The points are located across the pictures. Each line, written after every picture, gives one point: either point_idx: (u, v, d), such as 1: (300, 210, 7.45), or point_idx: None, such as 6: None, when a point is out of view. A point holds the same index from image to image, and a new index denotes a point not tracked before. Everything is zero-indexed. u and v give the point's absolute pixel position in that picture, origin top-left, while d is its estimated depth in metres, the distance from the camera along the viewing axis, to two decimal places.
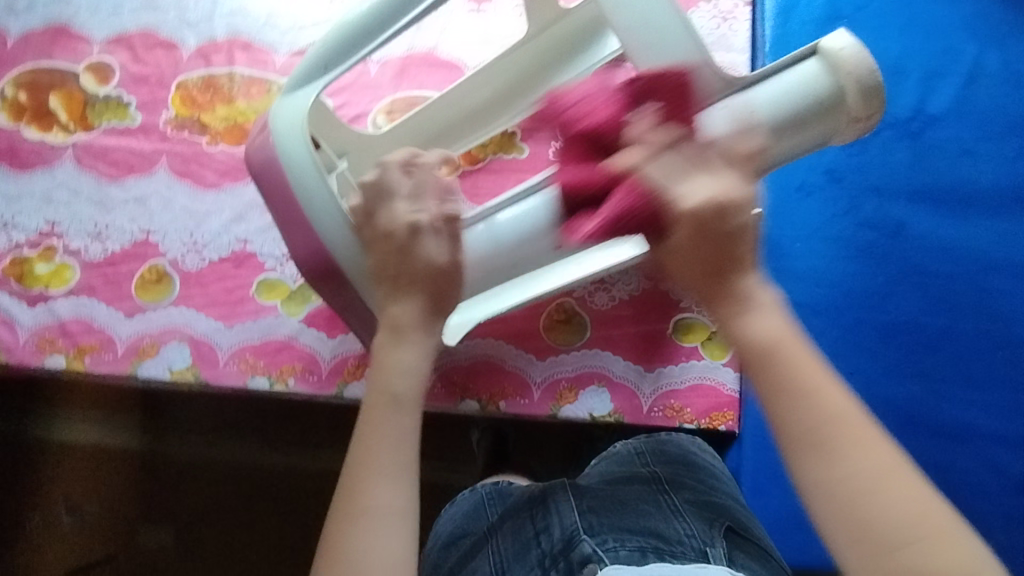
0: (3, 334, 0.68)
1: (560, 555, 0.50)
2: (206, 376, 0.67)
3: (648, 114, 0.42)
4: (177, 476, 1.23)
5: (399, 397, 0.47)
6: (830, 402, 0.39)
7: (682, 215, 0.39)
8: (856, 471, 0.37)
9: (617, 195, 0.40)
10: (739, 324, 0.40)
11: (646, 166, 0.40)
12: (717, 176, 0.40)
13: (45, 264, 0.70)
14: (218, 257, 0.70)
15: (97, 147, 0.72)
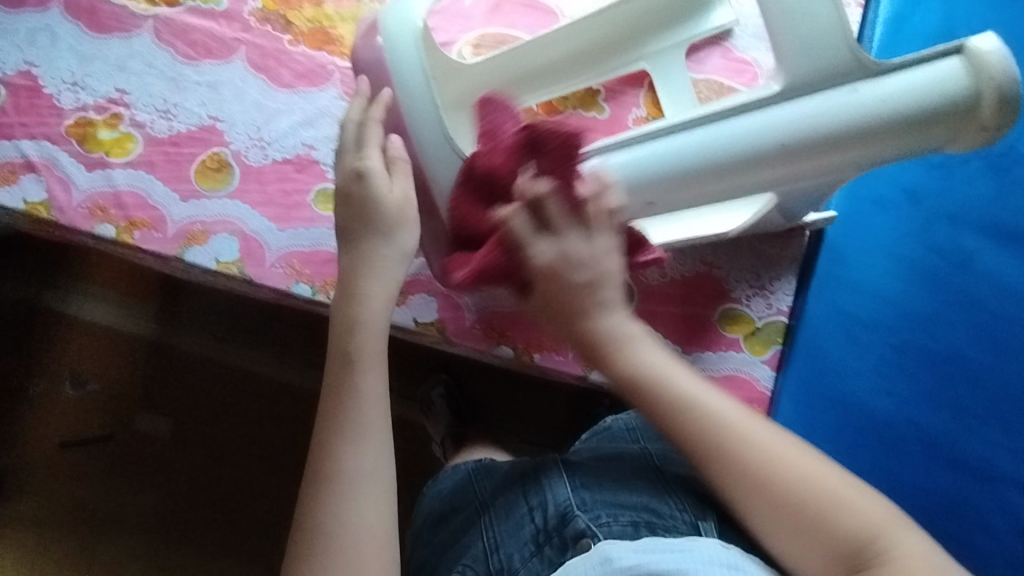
0: (57, 192, 0.68)
1: (556, 531, 0.57)
2: (251, 274, 0.67)
3: (528, 173, 0.52)
4: (190, 371, 1.26)
5: (353, 355, 0.53)
6: (701, 410, 0.49)
7: (539, 273, 0.51)
8: (757, 453, 0.47)
9: (489, 249, 0.52)
10: (631, 357, 0.51)
11: (511, 219, 0.51)
12: (558, 239, 0.50)
13: (109, 131, 0.69)
14: (282, 157, 0.69)
15: (178, 23, 0.71)
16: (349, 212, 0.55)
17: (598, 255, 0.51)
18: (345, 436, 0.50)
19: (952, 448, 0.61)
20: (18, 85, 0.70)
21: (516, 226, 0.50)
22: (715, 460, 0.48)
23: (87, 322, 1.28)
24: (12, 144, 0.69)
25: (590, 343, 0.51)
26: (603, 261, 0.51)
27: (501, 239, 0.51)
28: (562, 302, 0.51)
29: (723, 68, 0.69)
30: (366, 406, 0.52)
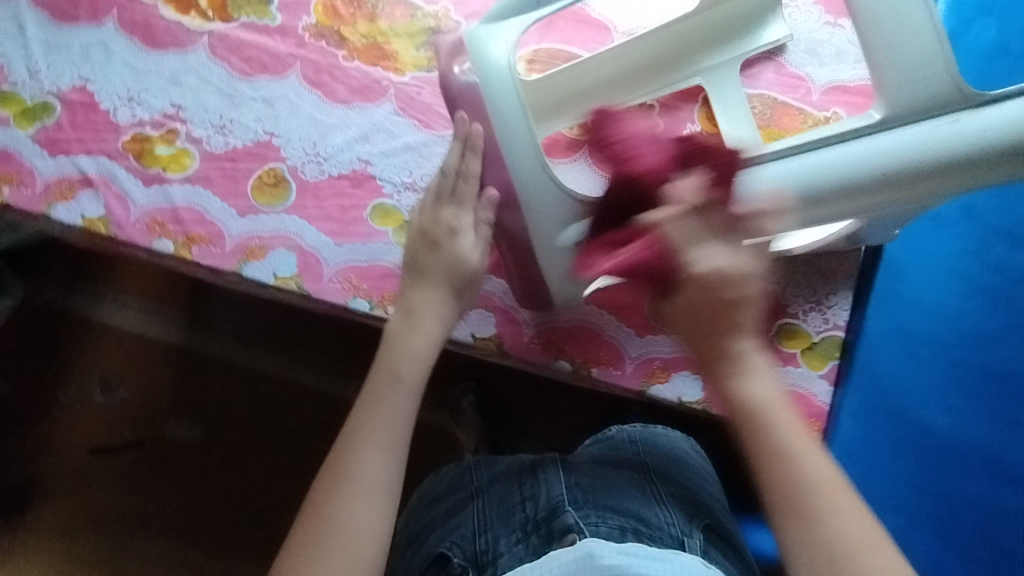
0: (115, 208, 0.69)
1: (542, 521, 0.58)
2: (310, 289, 0.68)
3: (694, 180, 0.47)
4: (222, 378, 1.24)
5: (401, 378, 0.54)
6: (809, 470, 0.43)
7: (690, 277, 0.44)
8: (835, 534, 0.41)
9: (641, 245, 0.46)
10: (746, 386, 0.45)
11: (676, 223, 0.45)
12: (734, 251, 0.45)
13: (165, 147, 0.70)
14: (339, 172, 0.69)
15: (232, 39, 0.71)
16: (429, 251, 0.58)
17: (727, 267, 0.44)
18: (364, 441, 0.51)
19: (1008, 463, 0.64)
20: (74, 100, 0.71)
21: (679, 233, 0.45)
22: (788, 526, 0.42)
23: (116, 329, 1.26)
24: (70, 160, 0.69)
25: (693, 311, 0.45)
26: (746, 268, 0.45)
27: (654, 239, 0.46)
28: (694, 299, 0.44)
29: (777, 83, 0.69)
30: (387, 423, 0.52)
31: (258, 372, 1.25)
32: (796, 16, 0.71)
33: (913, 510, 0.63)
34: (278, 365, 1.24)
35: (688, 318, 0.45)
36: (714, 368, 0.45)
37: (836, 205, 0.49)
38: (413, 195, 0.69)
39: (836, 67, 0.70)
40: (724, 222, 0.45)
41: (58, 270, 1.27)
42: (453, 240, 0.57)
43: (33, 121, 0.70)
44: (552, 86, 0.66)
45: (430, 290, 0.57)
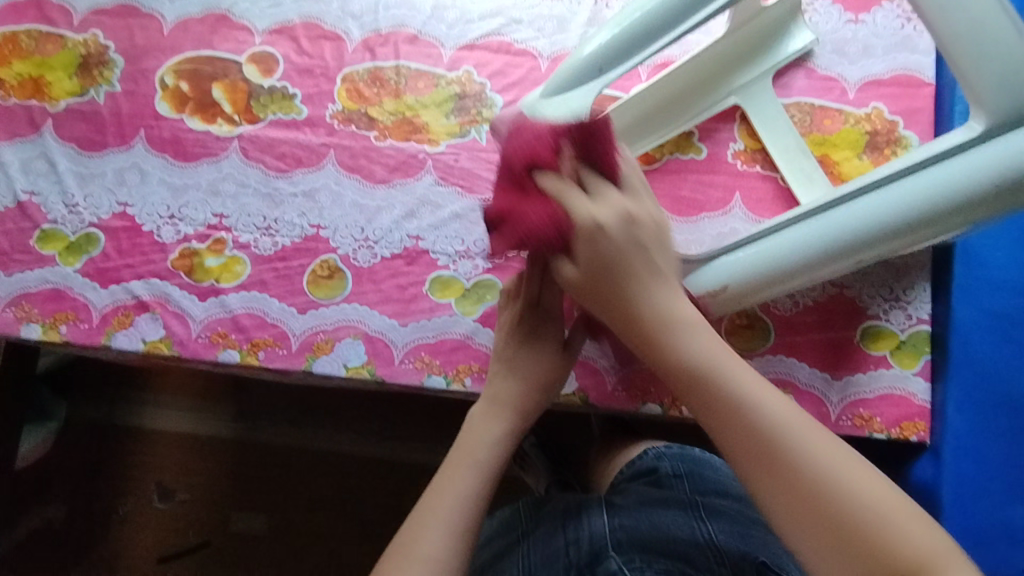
0: (175, 326, 0.68)
1: (586, 567, 0.61)
2: (383, 374, 0.66)
3: (568, 156, 0.52)
4: (278, 465, 1.21)
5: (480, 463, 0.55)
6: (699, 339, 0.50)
7: (580, 228, 0.50)
8: (766, 417, 0.46)
9: (542, 208, 0.51)
10: (681, 343, 0.49)
11: (578, 204, 0.51)
12: (615, 198, 0.52)
13: (215, 257, 0.69)
14: (391, 253, 0.69)
15: (263, 139, 0.71)
16: (523, 349, 0.60)
17: (603, 210, 0.51)
18: (431, 524, 0.51)
19: None
20: (116, 227, 0.70)
21: (569, 196, 0.51)
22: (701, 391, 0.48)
23: (167, 434, 1.23)
24: (122, 287, 0.69)
25: (599, 267, 0.51)
26: (634, 205, 0.53)
27: (545, 198, 0.51)
28: (599, 250, 0.50)
29: (811, 88, 0.69)
30: (452, 508, 0.52)
31: (309, 449, 1.21)
32: (816, 20, 0.71)
33: None
34: (332, 440, 1.21)
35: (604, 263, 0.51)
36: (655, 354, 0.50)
37: (941, 225, 0.52)
38: (469, 262, 0.69)
39: (865, 63, 0.70)
40: (597, 177, 0.53)
41: (95, 385, 1.24)
42: (548, 341, 0.60)
43: (79, 255, 0.70)
44: (616, 116, 0.66)
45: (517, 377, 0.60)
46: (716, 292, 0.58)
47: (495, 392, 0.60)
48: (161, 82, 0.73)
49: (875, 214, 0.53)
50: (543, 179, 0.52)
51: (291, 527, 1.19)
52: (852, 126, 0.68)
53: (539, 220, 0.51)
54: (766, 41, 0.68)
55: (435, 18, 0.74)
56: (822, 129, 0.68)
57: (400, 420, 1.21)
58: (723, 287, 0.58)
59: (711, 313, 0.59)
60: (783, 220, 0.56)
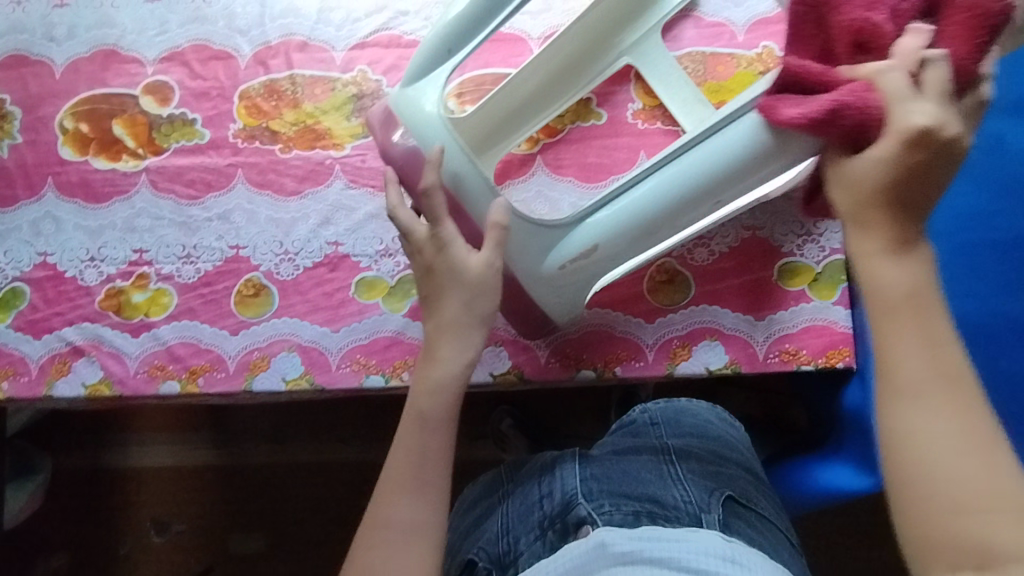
0: (113, 366, 0.69)
1: (558, 517, 0.59)
2: (322, 382, 0.68)
3: (925, 34, 0.46)
4: (267, 483, 1.21)
5: (426, 415, 0.56)
6: (914, 294, 0.43)
7: (901, 128, 0.43)
8: (908, 427, 0.42)
9: (832, 96, 0.47)
10: (878, 269, 0.44)
11: (882, 74, 0.45)
12: (936, 105, 0.43)
13: (141, 292, 0.70)
14: (313, 262, 0.70)
15: (171, 169, 0.72)
16: (429, 282, 0.58)
17: (942, 116, 0.43)
18: (401, 491, 0.54)
19: None
20: (40, 277, 0.71)
21: (893, 80, 0.44)
22: (904, 325, 0.43)
23: (155, 471, 1.22)
24: (55, 335, 0.69)
25: (872, 192, 0.44)
26: (955, 128, 0.43)
27: (867, 91, 0.45)
28: (891, 176, 0.44)
29: (700, 37, 0.70)
30: (411, 472, 0.55)
31: (296, 461, 1.20)
32: None
33: None
34: (319, 450, 1.20)
35: (863, 199, 0.45)
36: (854, 247, 0.45)
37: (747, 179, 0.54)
38: (391, 260, 0.70)
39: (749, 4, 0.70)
40: (941, 71, 0.44)
41: (73, 432, 1.22)
42: (448, 263, 0.57)
43: (8, 311, 0.70)
44: (507, 96, 0.64)
45: (455, 302, 0.57)
46: (587, 254, 0.59)
47: (433, 334, 0.58)
48: (61, 127, 0.73)
49: (654, 197, 0.56)
50: (945, 64, 0.44)
51: (292, 539, 1.20)
52: (744, 69, 0.69)
53: (830, 109, 0.47)
54: None
55: (323, 21, 0.73)
56: (716, 76, 0.69)
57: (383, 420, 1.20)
58: (593, 248, 0.58)
59: (588, 273, 0.60)
60: (591, 207, 0.58)
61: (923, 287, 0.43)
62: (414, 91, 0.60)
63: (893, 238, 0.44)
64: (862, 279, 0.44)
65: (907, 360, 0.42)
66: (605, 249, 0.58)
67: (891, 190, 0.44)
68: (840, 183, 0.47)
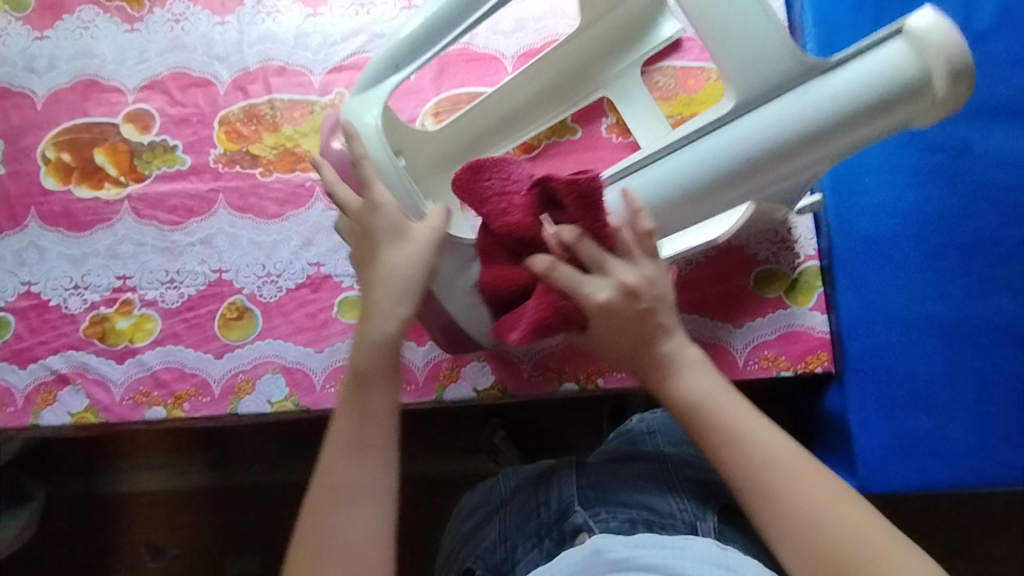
0: (98, 394, 0.69)
1: (555, 525, 0.56)
2: (307, 403, 0.68)
3: (562, 223, 0.49)
4: (263, 504, 1.15)
5: (364, 376, 0.49)
6: (720, 406, 0.48)
7: (593, 308, 0.48)
8: (796, 508, 0.44)
9: (534, 304, 0.50)
10: (671, 391, 0.49)
11: (552, 271, 0.49)
12: (608, 275, 0.49)
13: (125, 319, 0.70)
14: (295, 284, 0.70)
15: (153, 195, 0.72)
16: (363, 242, 0.52)
17: (626, 279, 0.49)
18: (342, 453, 0.48)
19: (1016, 326, 0.62)
20: (24, 307, 0.71)
21: (561, 277, 0.49)
22: (712, 439, 0.47)
23: (152, 496, 1.16)
24: (40, 365, 0.70)
25: (579, 314, 0.50)
26: (645, 287, 0.49)
27: (548, 290, 0.50)
28: (620, 321, 0.49)
29: (670, 51, 0.71)
30: (357, 435, 0.48)
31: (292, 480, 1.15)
32: None
33: (940, 406, 0.62)
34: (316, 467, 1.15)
35: (619, 347, 0.50)
36: (646, 382, 0.51)
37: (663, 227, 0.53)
38: None
39: None
40: (592, 253, 0.48)
41: (60, 458, 1.16)
42: (380, 217, 0.51)
43: None
44: (470, 121, 0.65)
45: (402, 251, 0.51)
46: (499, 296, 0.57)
47: (373, 287, 0.50)
48: (43, 157, 0.74)
49: None
50: (569, 275, 0.49)
51: None
52: (715, 81, 0.70)
53: (540, 315, 0.50)
54: (637, 28, 0.67)
55: (300, 46, 0.74)
56: (687, 89, 0.70)
57: None
58: None
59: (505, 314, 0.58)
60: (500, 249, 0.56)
61: (726, 420, 0.47)
62: (359, 99, 0.56)
63: (660, 364, 0.49)
64: (662, 393, 0.50)
65: (741, 467, 0.46)
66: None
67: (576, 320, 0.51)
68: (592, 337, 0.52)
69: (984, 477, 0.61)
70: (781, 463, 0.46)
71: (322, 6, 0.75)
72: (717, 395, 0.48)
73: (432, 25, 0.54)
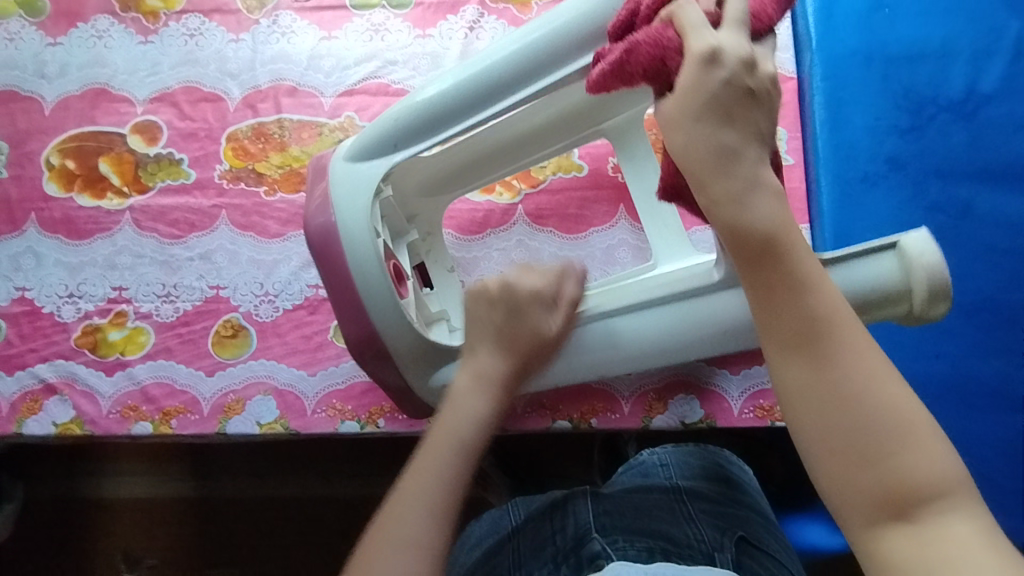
0: (85, 405, 0.68)
1: (572, 551, 0.53)
2: (297, 427, 0.67)
3: None
4: (254, 518, 1.03)
5: (468, 445, 0.48)
6: (789, 255, 0.39)
7: (693, 46, 0.39)
8: (846, 379, 0.37)
9: (648, 31, 0.42)
10: (741, 215, 0.39)
11: (685, 7, 0.41)
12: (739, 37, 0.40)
13: (117, 331, 0.70)
14: (292, 304, 0.70)
15: (155, 208, 0.72)
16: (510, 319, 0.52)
17: (733, 46, 0.39)
18: (413, 504, 0.45)
19: (1012, 389, 0.63)
20: (16, 313, 0.70)
21: (688, 12, 0.41)
22: (765, 281, 0.39)
23: (129, 506, 1.04)
24: (28, 372, 0.69)
25: (699, 117, 0.39)
26: (742, 56, 0.39)
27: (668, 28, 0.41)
28: (704, 98, 0.39)
29: None
30: (428, 490, 0.46)
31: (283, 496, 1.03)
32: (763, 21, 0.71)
33: None
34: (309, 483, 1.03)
35: (692, 124, 0.39)
36: (713, 211, 0.40)
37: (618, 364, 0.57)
38: None
39: None
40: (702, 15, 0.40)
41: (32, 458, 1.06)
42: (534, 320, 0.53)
43: None
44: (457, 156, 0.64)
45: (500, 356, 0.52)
46: None
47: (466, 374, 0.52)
48: (47, 163, 0.73)
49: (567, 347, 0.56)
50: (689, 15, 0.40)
51: None
52: None
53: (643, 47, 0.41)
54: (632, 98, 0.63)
55: (313, 67, 0.75)
56: None
57: (385, 452, 1.03)
58: None
59: None
60: None
61: (797, 265, 0.39)
62: (350, 167, 0.56)
63: (755, 244, 0.39)
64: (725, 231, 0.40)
65: (781, 320, 0.39)
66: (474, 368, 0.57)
67: (710, 111, 0.39)
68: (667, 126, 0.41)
69: None
70: (840, 328, 0.38)
71: (336, 30, 0.76)
72: (791, 235, 0.39)
73: (437, 109, 0.54)
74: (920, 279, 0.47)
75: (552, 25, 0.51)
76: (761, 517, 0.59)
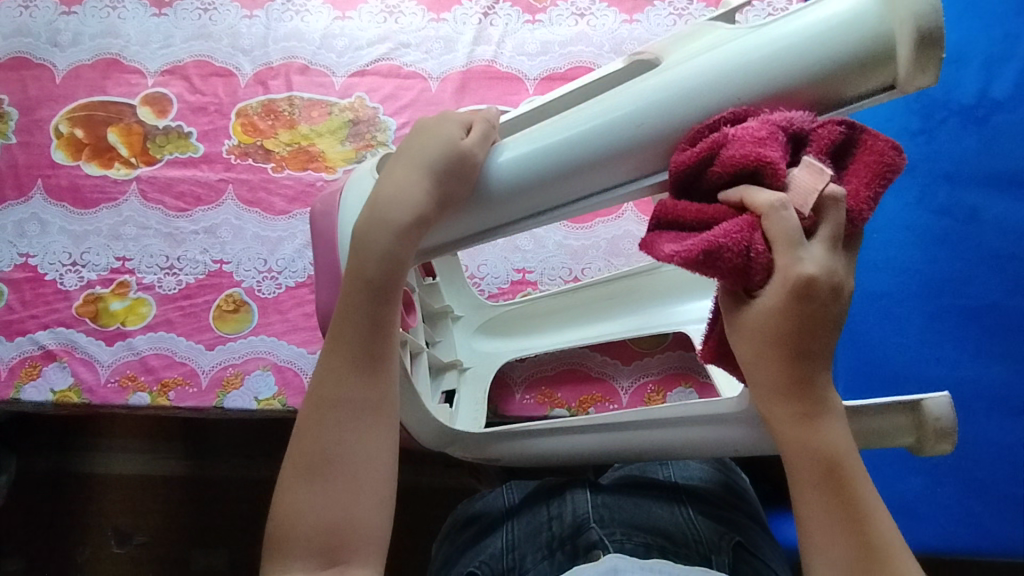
0: (83, 373, 0.68)
1: (568, 540, 0.53)
2: (294, 404, 0.67)
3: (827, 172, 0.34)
4: (247, 499, 1.03)
5: (374, 281, 0.42)
6: (837, 469, 0.36)
7: (785, 276, 0.34)
8: None
9: (732, 224, 0.33)
10: (786, 432, 0.37)
11: (778, 212, 0.33)
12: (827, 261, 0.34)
13: (119, 301, 0.70)
14: (296, 282, 0.70)
15: (162, 180, 0.72)
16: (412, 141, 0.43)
17: (829, 269, 0.34)
18: (338, 361, 0.43)
19: (1012, 395, 0.62)
20: (19, 278, 0.70)
21: (783, 222, 0.33)
22: (814, 490, 0.37)
23: (120, 482, 1.04)
24: (28, 338, 0.68)
25: (775, 346, 0.36)
26: (834, 284, 0.34)
27: (754, 231, 0.34)
28: (785, 329, 0.35)
29: None
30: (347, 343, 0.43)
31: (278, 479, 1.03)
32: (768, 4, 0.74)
33: (929, 466, 0.62)
34: None
35: (764, 347, 0.36)
36: (761, 403, 0.38)
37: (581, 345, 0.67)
38: None
39: None
40: (795, 231, 0.33)
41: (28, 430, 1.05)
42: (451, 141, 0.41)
43: None
44: None
45: (411, 175, 0.41)
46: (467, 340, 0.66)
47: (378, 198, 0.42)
48: (56, 131, 0.73)
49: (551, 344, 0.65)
50: (784, 220, 0.33)
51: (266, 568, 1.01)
52: None
53: (732, 240, 0.33)
54: None
55: (326, 46, 0.75)
56: None
57: None
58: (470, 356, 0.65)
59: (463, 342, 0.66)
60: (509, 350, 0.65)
61: (846, 480, 0.37)
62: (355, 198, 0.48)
63: (816, 463, 0.37)
64: (778, 432, 0.38)
65: (820, 531, 0.37)
66: (473, 373, 0.63)
67: (785, 346, 0.35)
68: (738, 331, 0.37)
69: (972, 546, 0.60)
70: (885, 543, 0.36)
71: (350, 10, 0.76)
72: (846, 453, 0.37)
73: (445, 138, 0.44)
74: (929, 432, 0.43)
75: (669, 87, 0.36)
76: (756, 523, 0.58)
